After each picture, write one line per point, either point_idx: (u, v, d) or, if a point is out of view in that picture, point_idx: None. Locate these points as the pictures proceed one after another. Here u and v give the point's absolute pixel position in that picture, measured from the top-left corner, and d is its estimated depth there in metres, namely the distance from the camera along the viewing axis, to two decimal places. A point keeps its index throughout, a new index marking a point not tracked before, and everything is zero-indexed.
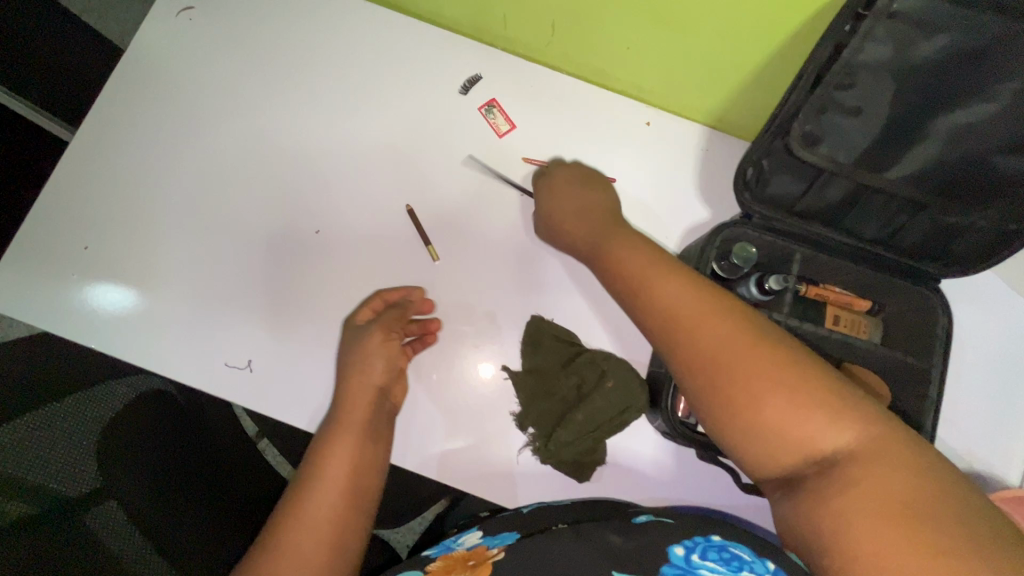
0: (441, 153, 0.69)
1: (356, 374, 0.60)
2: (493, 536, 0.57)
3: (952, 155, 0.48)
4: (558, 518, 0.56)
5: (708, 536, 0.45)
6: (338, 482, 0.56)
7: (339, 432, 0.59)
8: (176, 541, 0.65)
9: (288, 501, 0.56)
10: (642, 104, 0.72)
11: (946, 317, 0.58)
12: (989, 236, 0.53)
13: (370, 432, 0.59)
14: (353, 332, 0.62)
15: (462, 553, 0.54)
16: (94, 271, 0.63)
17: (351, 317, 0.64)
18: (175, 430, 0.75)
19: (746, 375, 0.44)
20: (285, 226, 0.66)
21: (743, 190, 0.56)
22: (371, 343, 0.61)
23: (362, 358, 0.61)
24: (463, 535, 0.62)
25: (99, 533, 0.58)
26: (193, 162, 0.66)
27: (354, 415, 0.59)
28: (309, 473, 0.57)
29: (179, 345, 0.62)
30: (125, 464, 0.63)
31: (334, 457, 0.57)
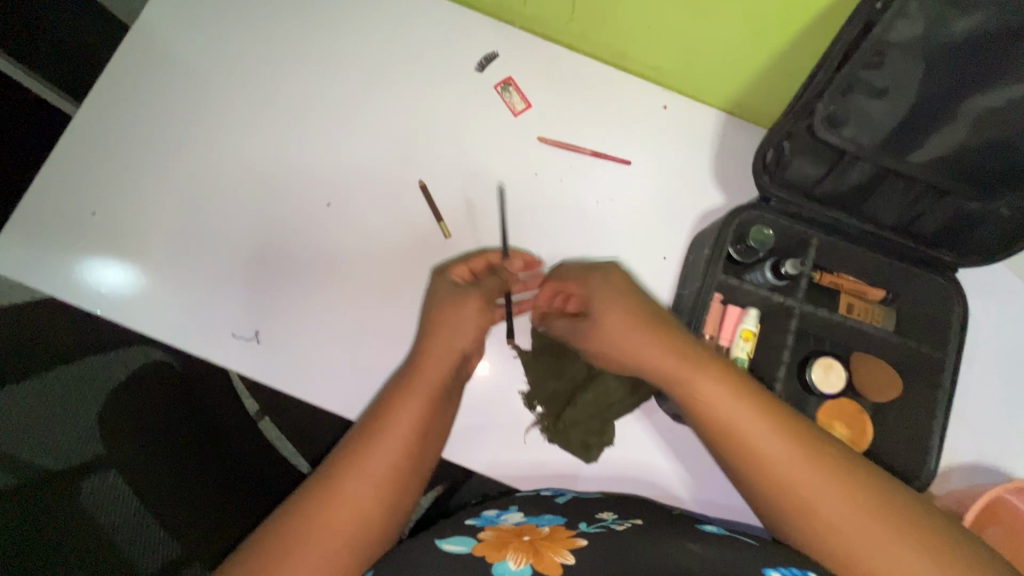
0: (453, 130, 0.68)
1: (442, 326, 0.58)
2: (556, 523, 0.52)
3: (980, 139, 0.47)
4: (611, 513, 0.54)
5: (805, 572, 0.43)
6: (404, 431, 0.53)
7: (409, 379, 0.55)
8: (186, 520, 0.63)
9: (348, 443, 0.52)
10: (656, 87, 0.71)
11: (962, 307, 0.57)
12: (1014, 225, 0.52)
13: (443, 384, 0.56)
14: (445, 288, 0.60)
15: (532, 541, 0.49)
16: (99, 238, 0.62)
17: (447, 273, 0.61)
18: (177, 409, 0.73)
19: (795, 487, 0.46)
20: (293, 200, 0.65)
21: (761, 174, 0.55)
22: (467, 308, 0.59)
23: (460, 316, 0.58)
24: (513, 513, 0.56)
25: (97, 508, 0.57)
26: (202, 133, 0.65)
27: (429, 373, 0.55)
28: (371, 418, 0.54)
29: (180, 315, 0.61)
30: (121, 438, 0.62)
31: (404, 404, 0.53)
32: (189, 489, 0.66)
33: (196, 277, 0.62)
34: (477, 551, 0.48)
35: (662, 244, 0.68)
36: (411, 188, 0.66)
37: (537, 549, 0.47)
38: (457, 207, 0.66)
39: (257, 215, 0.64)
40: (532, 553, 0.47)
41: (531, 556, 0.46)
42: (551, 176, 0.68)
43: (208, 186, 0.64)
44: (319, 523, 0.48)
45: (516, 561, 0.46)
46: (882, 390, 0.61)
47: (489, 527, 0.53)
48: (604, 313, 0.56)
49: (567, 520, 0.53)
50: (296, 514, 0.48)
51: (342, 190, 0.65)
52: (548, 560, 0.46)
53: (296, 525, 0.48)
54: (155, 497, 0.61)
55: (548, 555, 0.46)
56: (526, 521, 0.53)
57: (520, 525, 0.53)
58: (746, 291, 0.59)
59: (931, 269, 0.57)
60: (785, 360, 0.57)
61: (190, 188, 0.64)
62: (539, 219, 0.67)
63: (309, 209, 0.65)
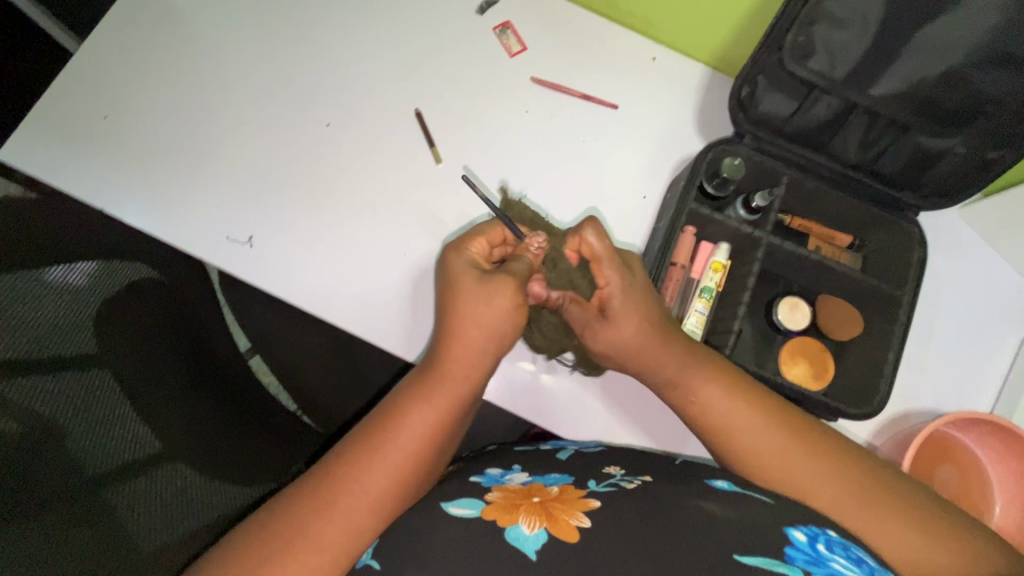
0: (450, 68, 0.71)
1: (472, 324, 0.58)
2: (564, 484, 0.55)
3: (935, 71, 0.51)
4: (617, 467, 0.58)
5: (822, 529, 0.47)
6: (424, 435, 0.55)
7: (430, 381, 0.57)
8: (170, 424, 0.65)
9: (364, 435, 0.55)
10: (648, 41, 0.74)
11: (922, 251, 0.61)
12: (968, 163, 0.56)
13: (463, 390, 0.58)
14: (472, 276, 0.59)
15: (543, 501, 0.51)
16: (111, 141, 0.67)
17: (466, 249, 0.61)
18: (175, 326, 0.73)
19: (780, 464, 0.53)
20: (296, 122, 0.69)
21: (736, 110, 0.59)
22: (504, 304, 0.58)
23: (490, 305, 0.58)
24: (517, 475, 0.58)
25: (86, 412, 0.56)
26: (214, 53, 0.69)
27: (460, 363, 0.58)
28: (388, 415, 0.56)
29: (188, 212, 0.66)
30: (115, 344, 0.62)
31: (427, 405, 0.56)
32: (174, 397, 0.68)
33: (200, 182, 0.67)
34: (489, 515, 0.49)
35: (641, 185, 0.71)
36: (406, 117, 0.70)
37: (550, 510, 0.49)
38: (448, 138, 0.70)
39: (260, 135, 0.68)
40: (545, 515, 0.48)
41: (543, 517, 0.48)
42: (541, 117, 0.72)
43: (217, 104, 0.69)
44: (332, 510, 0.50)
45: (530, 525, 0.47)
46: (842, 327, 0.64)
47: (498, 487, 0.55)
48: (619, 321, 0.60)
49: (575, 479, 0.55)
50: (307, 498, 0.51)
51: (342, 113, 0.69)
52: (562, 521, 0.47)
53: (300, 508, 0.50)
54: (144, 411, 0.62)
55: (563, 518, 0.48)
56: (533, 482, 0.56)
57: (528, 487, 0.54)
58: (718, 222, 0.62)
59: (890, 210, 0.62)
60: (749, 288, 0.62)
61: (201, 103, 0.68)
62: (527, 156, 0.71)
63: (311, 129, 0.69)
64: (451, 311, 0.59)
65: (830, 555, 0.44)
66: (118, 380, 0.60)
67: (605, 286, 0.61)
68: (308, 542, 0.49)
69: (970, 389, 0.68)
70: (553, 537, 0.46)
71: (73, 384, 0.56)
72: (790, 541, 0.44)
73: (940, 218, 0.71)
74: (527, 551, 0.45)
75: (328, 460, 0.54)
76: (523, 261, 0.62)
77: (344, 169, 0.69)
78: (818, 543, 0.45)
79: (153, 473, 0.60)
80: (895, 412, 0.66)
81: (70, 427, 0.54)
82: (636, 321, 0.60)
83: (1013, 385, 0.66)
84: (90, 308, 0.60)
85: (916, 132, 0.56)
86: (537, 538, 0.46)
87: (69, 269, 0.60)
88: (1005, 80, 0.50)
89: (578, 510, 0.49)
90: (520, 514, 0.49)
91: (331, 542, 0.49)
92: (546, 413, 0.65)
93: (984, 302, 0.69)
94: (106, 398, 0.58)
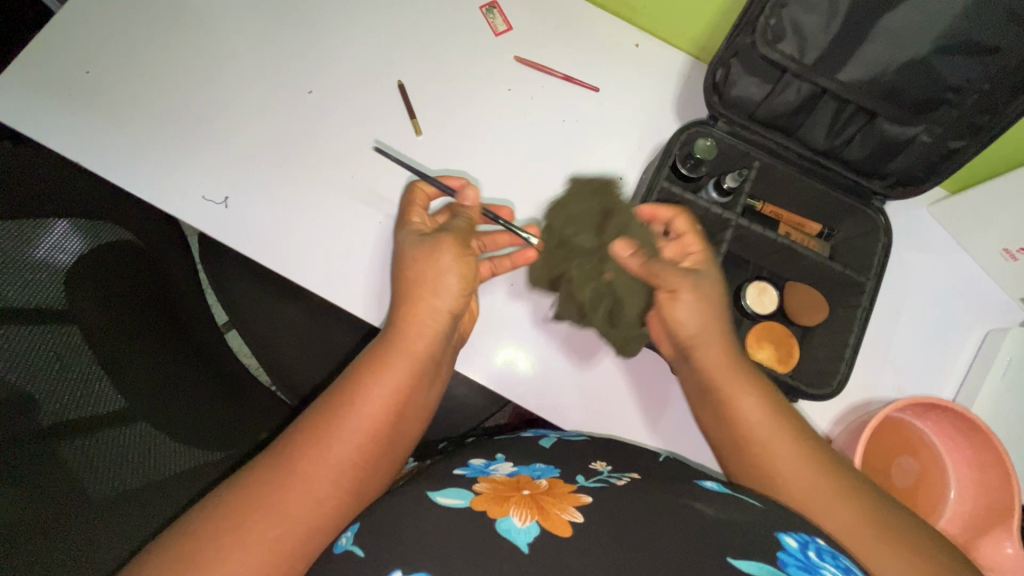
0: (435, 44, 0.72)
1: (423, 289, 0.58)
2: (551, 476, 0.53)
3: (900, 59, 0.53)
4: (607, 463, 0.56)
5: (812, 537, 0.45)
6: (383, 403, 0.54)
7: (391, 350, 0.56)
8: (139, 383, 0.64)
9: (326, 406, 0.53)
10: (631, 27, 0.75)
11: (886, 239, 0.63)
12: (931, 152, 0.59)
13: (424, 357, 0.57)
14: (412, 238, 0.61)
15: (533, 496, 0.48)
16: (89, 95, 0.67)
17: (407, 220, 0.64)
18: (150, 292, 0.72)
19: (797, 481, 0.52)
20: (279, 88, 0.70)
21: (710, 93, 0.60)
22: (446, 257, 0.59)
23: (440, 271, 0.59)
24: (502, 465, 0.56)
25: (54, 366, 0.56)
26: (201, 15, 0.70)
27: (424, 323, 0.57)
28: (350, 387, 0.54)
29: (163, 169, 0.67)
30: (86, 302, 0.62)
31: (387, 371, 0.55)
32: (145, 355, 0.67)
33: (178, 142, 0.67)
34: (477, 505, 0.47)
35: (619, 167, 0.72)
36: (389, 88, 0.71)
37: (540, 504, 0.46)
38: (429, 110, 0.71)
39: (242, 98, 0.69)
40: (537, 509, 0.45)
41: (534, 511, 0.45)
42: (523, 97, 0.72)
43: (202, 67, 0.69)
44: (292, 482, 0.49)
45: (522, 518, 0.44)
46: (808, 313, 0.66)
47: (484, 479, 0.52)
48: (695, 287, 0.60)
49: (563, 472, 0.54)
50: (267, 475, 0.49)
51: (323, 80, 0.70)
52: (553, 516, 0.45)
53: (258, 484, 0.48)
54: (114, 370, 0.62)
55: (554, 514, 0.45)
56: (520, 473, 0.53)
57: (516, 478, 0.52)
58: (689, 201, 0.64)
59: (858, 198, 0.64)
60: (716, 266, 0.64)
61: (184, 65, 0.69)
62: (506, 133, 0.72)
63: (293, 96, 0.70)
64: (402, 269, 0.60)
65: (820, 563, 0.42)
66: (81, 335, 0.60)
67: (692, 256, 0.63)
68: (267, 519, 0.46)
69: (934, 379, 0.69)
70: (544, 530, 0.43)
71: (28, 338, 0.55)
72: (783, 546, 0.42)
73: (909, 212, 0.72)
74: (519, 543, 0.42)
75: (291, 435, 0.52)
76: (462, 217, 0.63)
77: (323, 137, 0.69)
78: (809, 551, 0.43)
79: (113, 431, 0.60)
80: (859, 398, 0.67)
81: (31, 381, 0.54)
82: (706, 289, 0.60)
83: (975, 376, 0.67)
84: (63, 260, 0.61)
85: (882, 120, 0.58)
86: (529, 530, 0.43)
87: (62, 231, 0.62)
88: (966, 68, 0.52)
89: (569, 505, 0.46)
90: (510, 506, 0.46)
91: (291, 515, 0.47)
92: (541, 404, 0.65)
93: (949, 298, 0.70)
94: (67, 354, 0.58)
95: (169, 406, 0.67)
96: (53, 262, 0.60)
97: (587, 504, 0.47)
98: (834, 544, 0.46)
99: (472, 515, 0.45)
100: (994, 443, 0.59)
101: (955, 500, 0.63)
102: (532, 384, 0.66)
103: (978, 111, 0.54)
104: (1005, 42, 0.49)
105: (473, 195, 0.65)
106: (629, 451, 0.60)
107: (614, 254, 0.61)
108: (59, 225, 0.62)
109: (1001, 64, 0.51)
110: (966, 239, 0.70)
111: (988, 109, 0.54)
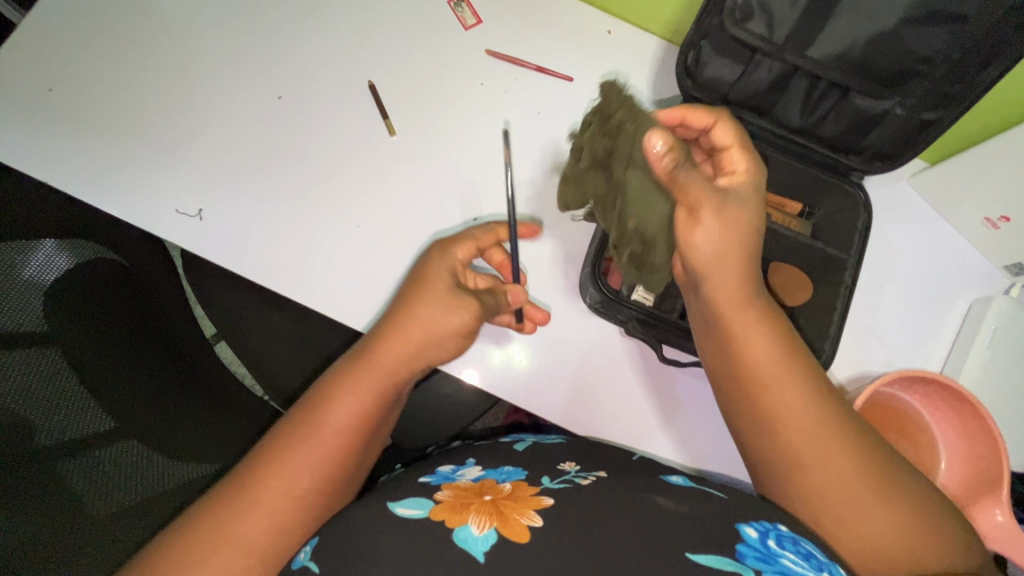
0: (406, 41, 0.71)
1: (409, 322, 0.58)
2: (516, 480, 0.53)
3: (868, 33, 0.53)
4: (574, 464, 0.56)
5: (773, 524, 0.46)
6: (346, 424, 0.54)
7: (355, 367, 0.56)
8: (128, 402, 0.64)
9: (285, 429, 0.53)
10: (602, 14, 0.74)
11: (866, 216, 0.64)
12: (905, 125, 0.59)
13: (389, 377, 0.56)
14: (445, 284, 0.60)
15: (494, 500, 0.48)
16: (54, 114, 0.66)
17: (452, 254, 0.62)
18: (133, 306, 0.71)
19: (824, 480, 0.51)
20: (249, 94, 0.69)
21: (683, 77, 0.60)
22: (454, 325, 0.58)
23: (445, 317, 0.58)
24: (470, 470, 0.56)
25: (32, 383, 0.55)
26: (168, 25, 0.69)
27: (396, 346, 0.57)
28: (309, 409, 0.54)
29: (133, 184, 0.66)
30: (69, 324, 0.61)
31: (352, 391, 0.55)
32: (131, 373, 0.66)
33: (146, 156, 0.66)
34: (437, 515, 0.46)
35: None
36: (361, 89, 0.70)
37: (501, 509, 0.46)
38: (402, 109, 0.70)
39: (211, 106, 0.68)
40: (496, 515, 0.45)
41: (494, 517, 0.45)
42: (496, 90, 0.71)
43: (171, 78, 0.68)
44: (251, 507, 0.49)
45: (480, 525, 0.44)
46: (794, 292, 0.65)
47: (448, 486, 0.52)
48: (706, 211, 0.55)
49: (529, 474, 0.54)
50: (226, 499, 0.49)
51: (293, 85, 0.69)
52: (512, 521, 0.45)
53: (216, 512, 0.49)
54: (99, 391, 0.61)
55: (514, 519, 0.45)
56: (485, 478, 0.53)
57: (480, 484, 0.52)
58: None
59: (837, 173, 0.65)
60: None
61: (151, 77, 0.68)
62: (481, 128, 0.71)
63: (263, 102, 0.69)
64: (411, 299, 0.59)
65: (780, 551, 0.42)
66: (67, 357, 0.59)
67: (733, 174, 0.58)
68: (229, 546, 0.47)
69: (920, 353, 0.69)
70: (503, 537, 0.43)
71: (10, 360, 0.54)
72: (742, 539, 0.43)
73: (889, 186, 0.72)
74: (475, 552, 0.42)
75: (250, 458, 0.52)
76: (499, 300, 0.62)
77: (296, 142, 0.68)
78: (768, 540, 0.43)
79: (100, 451, 0.59)
80: (851, 372, 0.67)
81: (24, 404, 0.54)
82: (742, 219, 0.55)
83: (961, 345, 0.67)
84: (45, 279, 0.60)
85: (856, 94, 0.58)
86: (486, 539, 0.43)
87: (49, 249, 0.63)
88: (934, 39, 0.52)
89: (529, 509, 0.46)
90: (472, 514, 0.46)
91: (254, 542, 0.48)
92: (532, 401, 0.66)
93: (930, 271, 0.70)
94: (49, 376, 0.57)
95: (155, 422, 0.66)
96: (45, 280, 0.60)
97: (549, 507, 0.47)
98: (796, 531, 0.47)
99: (443, 518, 0.45)
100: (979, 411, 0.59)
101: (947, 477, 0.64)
102: (515, 388, 0.66)
103: (950, 82, 0.54)
104: (972, 10, 0.49)
105: (520, 293, 0.63)
106: (612, 453, 0.60)
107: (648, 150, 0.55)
108: (47, 244, 0.63)
109: (970, 32, 0.50)
110: (947, 210, 0.70)
111: (960, 78, 0.53)
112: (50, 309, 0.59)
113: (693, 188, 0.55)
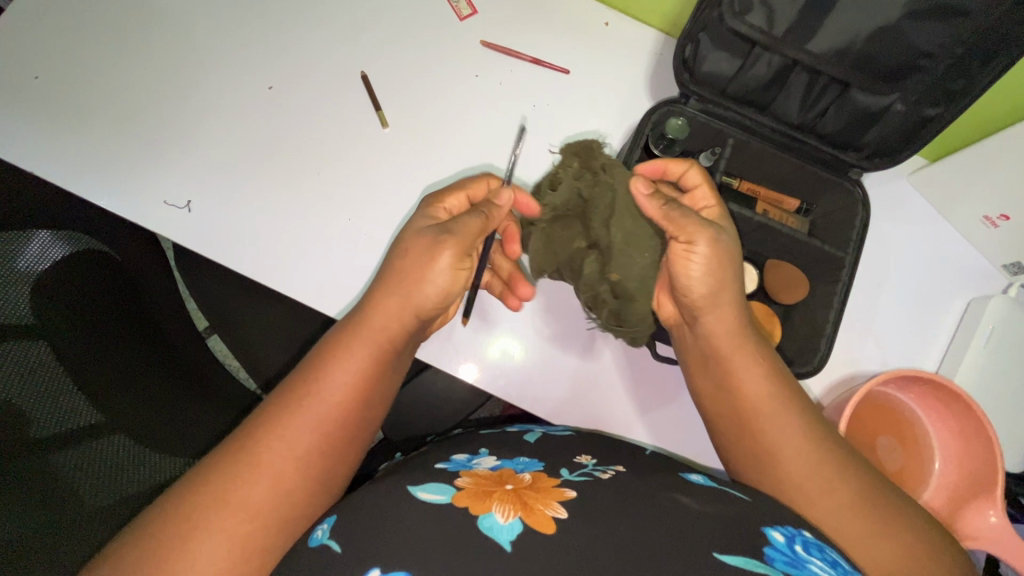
0: (399, 31, 0.70)
1: (401, 271, 0.56)
2: (534, 470, 0.52)
3: (870, 27, 0.52)
4: (591, 458, 0.56)
5: (798, 530, 0.46)
6: (347, 385, 0.53)
7: (349, 332, 0.55)
8: (116, 393, 0.63)
9: (285, 395, 0.52)
10: (599, 5, 0.72)
11: (864, 213, 0.63)
12: (906, 121, 0.58)
13: (388, 343, 0.55)
14: (420, 224, 0.58)
15: (516, 490, 0.47)
16: (37, 103, 0.65)
17: (437, 203, 0.60)
18: (125, 297, 0.70)
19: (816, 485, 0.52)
20: (239, 83, 0.67)
21: (681, 71, 0.59)
22: (440, 262, 0.55)
23: (422, 256, 0.55)
24: (485, 459, 0.56)
25: (21, 370, 0.54)
26: (155, 14, 0.68)
27: (390, 309, 0.55)
28: (312, 372, 0.53)
29: (119, 178, 0.65)
30: (60, 314, 0.60)
31: (351, 352, 0.54)
32: (119, 365, 0.65)
33: (135, 145, 0.65)
34: (460, 502, 0.45)
35: None
36: (353, 80, 0.69)
37: (524, 499, 0.45)
38: (395, 101, 0.69)
39: (200, 95, 0.67)
40: (520, 505, 0.45)
41: (517, 506, 0.44)
42: (493, 81, 0.70)
43: (159, 68, 0.67)
44: (256, 473, 0.48)
45: (505, 514, 0.43)
46: (787, 291, 0.65)
47: (466, 473, 0.51)
48: (696, 245, 0.56)
49: (547, 465, 0.53)
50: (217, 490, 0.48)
51: (283, 76, 0.68)
52: (537, 512, 0.44)
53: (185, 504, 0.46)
54: (86, 384, 0.60)
55: (538, 509, 0.44)
56: (503, 468, 0.52)
57: (499, 473, 0.51)
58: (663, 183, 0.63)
59: (835, 172, 0.64)
60: None
61: (138, 67, 0.67)
62: (477, 121, 0.70)
63: (253, 92, 0.67)
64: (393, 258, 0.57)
65: (808, 557, 0.42)
66: (53, 349, 0.58)
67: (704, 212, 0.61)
68: (234, 516, 0.47)
69: (919, 351, 0.68)
70: (528, 527, 0.42)
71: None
72: (770, 541, 0.43)
73: (890, 183, 0.71)
74: (502, 541, 0.41)
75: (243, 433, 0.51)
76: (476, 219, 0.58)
77: (289, 135, 0.67)
78: (796, 545, 0.43)
79: (86, 444, 0.58)
80: (845, 372, 0.67)
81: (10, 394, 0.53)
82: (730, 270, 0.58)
83: (959, 344, 0.67)
84: (36, 269, 0.59)
85: (856, 89, 0.57)
86: (512, 527, 0.42)
87: (43, 240, 0.62)
88: (937, 33, 0.51)
89: (553, 500, 0.46)
90: (495, 502, 0.45)
91: (257, 508, 0.47)
92: (525, 397, 0.65)
93: (929, 268, 0.69)
94: (35, 368, 0.56)
95: (143, 414, 0.65)
96: (38, 270, 0.60)
97: (573, 500, 0.46)
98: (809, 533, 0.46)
99: (449, 513, 0.44)
100: (976, 411, 0.59)
101: (932, 498, 0.63)
102: (511, 380, 0.66)
103: (952, 78, 0.53)
104: (976, 4, 0.48)
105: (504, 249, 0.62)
106: (614, 447, 0.60)
107: (635, 193, 0.59)
108: (41, 234, 0.62)
109: (973, 26, 0.49)
110: (946, 209, 0.69)
111: (962, 74, 0.53)
112: (39, 298, 0.58)
113: (698, 180, 0.61)
